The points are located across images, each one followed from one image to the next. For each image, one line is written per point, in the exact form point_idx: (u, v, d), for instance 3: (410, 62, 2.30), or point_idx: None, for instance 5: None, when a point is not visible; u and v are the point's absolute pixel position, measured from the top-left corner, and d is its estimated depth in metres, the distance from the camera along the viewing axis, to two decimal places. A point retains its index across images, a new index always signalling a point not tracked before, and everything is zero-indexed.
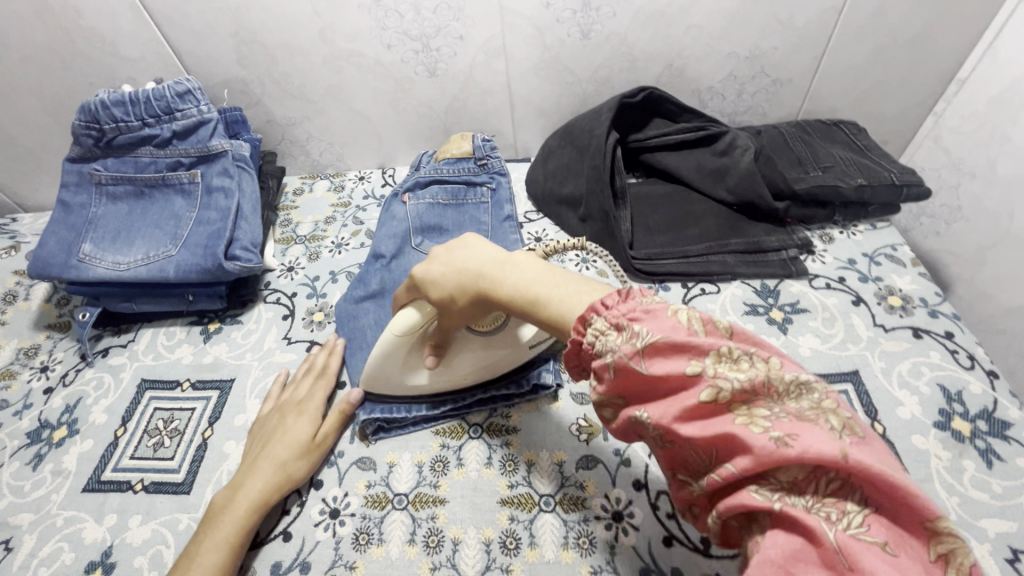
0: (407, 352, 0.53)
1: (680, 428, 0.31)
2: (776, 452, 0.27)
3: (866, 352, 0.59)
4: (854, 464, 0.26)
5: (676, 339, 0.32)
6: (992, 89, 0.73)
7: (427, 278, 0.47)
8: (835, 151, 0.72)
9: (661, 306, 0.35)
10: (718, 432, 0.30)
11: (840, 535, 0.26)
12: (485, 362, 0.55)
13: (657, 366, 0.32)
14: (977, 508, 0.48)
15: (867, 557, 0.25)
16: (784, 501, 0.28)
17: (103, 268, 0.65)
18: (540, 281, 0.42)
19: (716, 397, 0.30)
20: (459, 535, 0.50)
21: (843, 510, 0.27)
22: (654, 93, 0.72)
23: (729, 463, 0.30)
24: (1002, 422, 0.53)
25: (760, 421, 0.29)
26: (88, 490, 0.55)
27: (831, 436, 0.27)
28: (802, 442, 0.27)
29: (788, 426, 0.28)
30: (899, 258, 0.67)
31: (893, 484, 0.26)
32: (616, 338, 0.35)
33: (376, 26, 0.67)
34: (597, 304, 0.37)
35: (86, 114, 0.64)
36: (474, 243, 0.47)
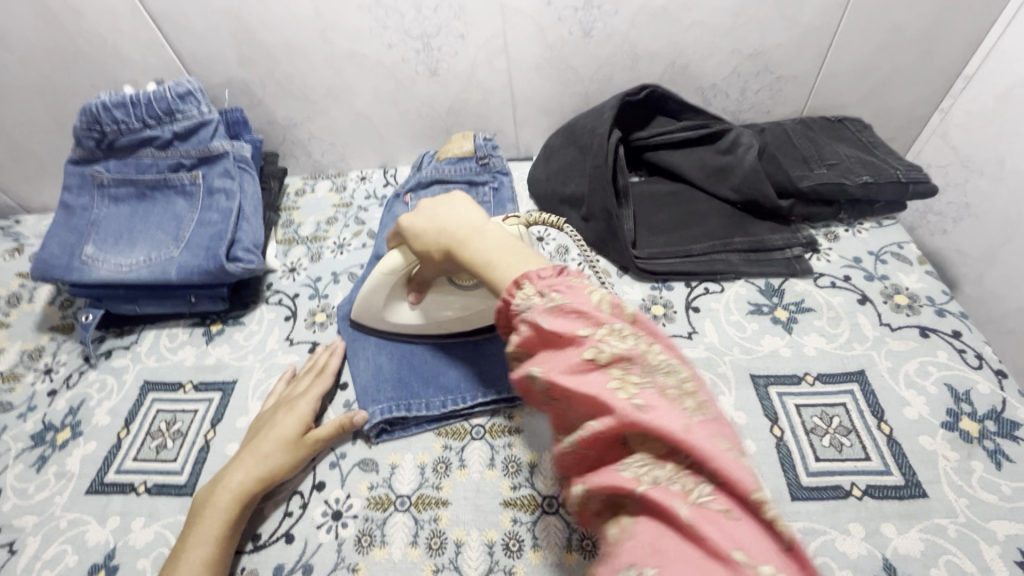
0: (391, 291, 0.57)
1: (561, 382, 0.33)
2: (634, 412, 0.30)
3: (873, 351, 0.58)
4: (697, 439, 0.29)
5: (579, 306, 0.35)
6: (1000, 85, 0.72)
7: (410, 227, 0.49)
8: (840, 149, 0.71)
9: (580, 282, 0.37)
10: (590, 390, 0.32)
11: (691, 510, 0.27)
12: (464, 311, 0.59)
13: (557, 325, 0.35)
14: (986, 510, 0.47)
15: (709, 527, 0.27)
16: (648, 478, 0.29)
17: (105, 269, 0.65)
18: (496, 249, 0.43)
19: (596, 357, 0.33)
20: (461, 537, 0.49)
21: (694, 484, 0.28)
22: (657, 91, 0.71)
23: (594, 421, 0.32)
24: (1011, 422, 0.52)
25: (630, 386, 0.31)
26: (91, 493, 0.56)
27: (684, 414, 0.30)
28: (656, 412, 0.30)
29: (650, 396, 0.31)
30: (906, 256, 0.67)
31: (731, 465, 0.28)
32: (535, 299, 0.37)
33: (377, 25, 0.67)
34: (531, 274, 0.39)
35: (88, 116, 0.64)
36: (458, 204, 0.48)
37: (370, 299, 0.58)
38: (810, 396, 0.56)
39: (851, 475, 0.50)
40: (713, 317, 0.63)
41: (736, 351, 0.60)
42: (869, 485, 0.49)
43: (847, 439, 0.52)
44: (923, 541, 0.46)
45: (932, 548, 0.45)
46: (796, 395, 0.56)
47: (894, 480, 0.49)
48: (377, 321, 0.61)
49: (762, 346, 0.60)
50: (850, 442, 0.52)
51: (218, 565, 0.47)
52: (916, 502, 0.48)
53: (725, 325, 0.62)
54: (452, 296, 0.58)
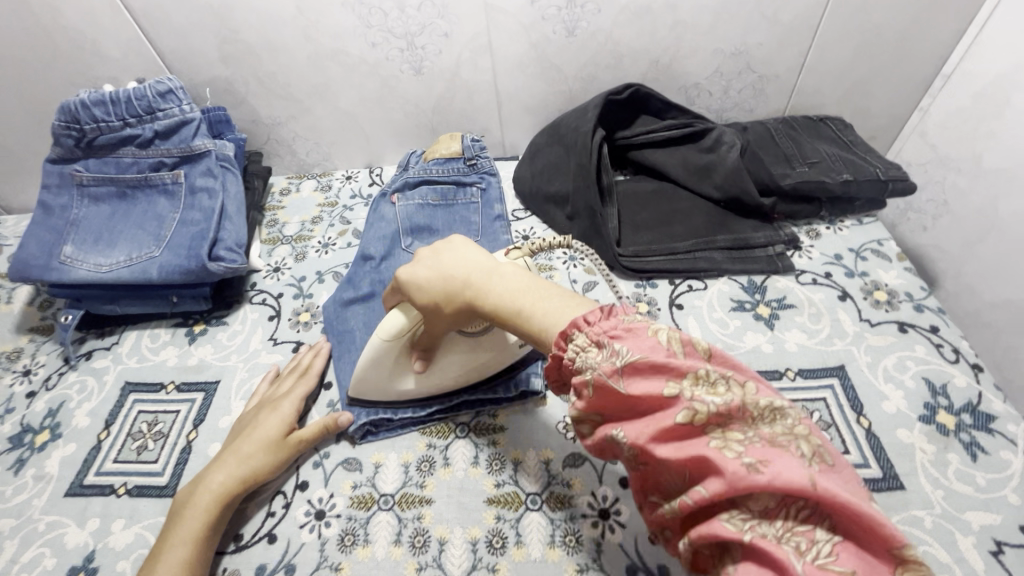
0: (395, 357, 0.52)
1: (655, 449, 0.32)
2: (748, 477, 0.28)
3: (852, 346, 0.59)
4: (825, 498, 0.27)
5: (654, 359, 0.33)
6: (976, 84, 0.74)
7: (411, 281, 0.46)
8: (821, 147, 0.72)
9: (642, 325, 0.35)
10: (693, 454, 0.30)
11: (808, 568, 0.26)
12: (474, 363, 0.55)
13: (634, 385, 0.33)
14: (962, 501, 0.48)
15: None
16: (760, 534, 0.28)
17: (84, 269, 0.64)
18: (523, 293, 0.42)
19: (692, 418, 0.31)
20: (445, 535, 0.49)
21: (816, 542, 0.27)
22: (640, 90, 0.72)
23: (700, 486, 0.30)
24: (987, 415, 0.53)
25: (733, 445, 0.30)
26: (70, 495, 0.55)
27: (803, 465, 0.28)
28: (774, 469, 0.28)
29: (761, 453, 0.29)
30: (885, 253, 0.68)
31: (861, 515, 0.27)
32: (595, 354, 0.35)
33: (361, 24, 0.67)
34: (580, 321, 0.37)
35: (66, 114, 0.64)
36: (461, 247, 0.47)
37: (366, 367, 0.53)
38: (790, 391, 0.56)
39: None
40: (696, 314, 0.64)
41: (718, 347, 0.60)
42: None
43: (827, 433, 0.53)
44: (900, 532, 0.47)
45: (909, 539, 0.46)
46: (777, 390, 0.56)
47: (872, 473, 0.50)
48: (382, 391, 0.55)
49: (744, 342, 0.61)
50: (829, 436, 0.53)
51: (198, 566, 0.47)
52: (894, 494, 0.49)
53: (708, 321, 0.63)
54: (461, 349, 0.53)
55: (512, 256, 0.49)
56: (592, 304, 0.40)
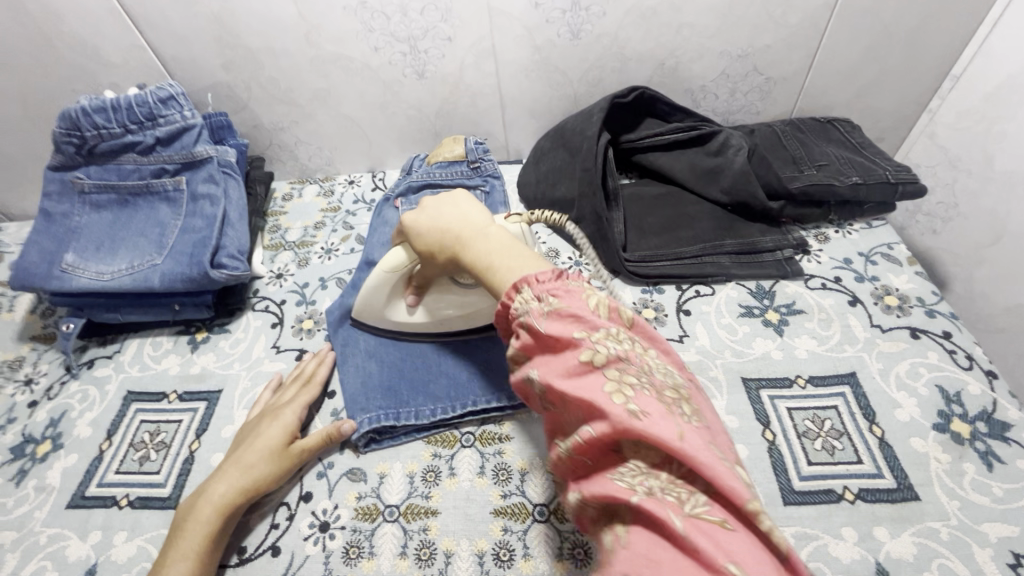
0: (392, 290, 0.57)
1: (559, 387, 0.33)
2: (630, 421, 0.30)
3: (864, 353, 0.58)
4: (691, 450, 0.29)
5: (575, 309, 0.35)
6: (987, 86, 0.73)
7: (412, 227, 0.50)
8: (829, 150, 0.71)
9: (579, 287, 0.37)
10: (586, 395, 0.32)
11: (683, 521, 0.28)
12: (467, 309, 0.60)
13: (553, 328, 0.35)
14: (979, 512, 0.47)
15: (701, 538, 0.27)
16: (640, 487, 0.30)
17: (86, 278, 0.63)
18: (496, 252, 0.42)
19: (593, 360, 0.33)
20: (451, 547, 0.49)
21: (688, 494, 0.29)
22: (646, 93, 0.71)
23: (589, 427, 0.32)
24: (1002, 423, 0.52)
25: (626, 392, 0.31)
26: (72, 507, 0.54)
27: (679, 423, 0.30)
28: (651, 421, 0.30)
29: (645, 403, 0.31)
30: (896, 257, 0.67)
31: (726, 476, 0.29)
32: (533, 303, 0.37)
33: (363, 28, 0.66)
34: (529, 276, 0.38)
35: (67, 120, 0.63)
36: (459, 201, 0.48)
37: (369, 298, 0.58)
38: (802, 399, 0.55)
39: (843, 478, 0.50)
40: (704, 320, 0.63)
41: (727, 354, 0.59)
42: (861, 488, 0.49)
43: (839, 442, 0.52)
44: (916, 545, 0.46)
45: (925, 552, 0.45)
46: (788, 398, 0.55)
47: (887, 483, 0.49)
48: (377, 319, 0.61)
49: (754, 348, 0.60)
50: (842, 445, 0.52)
51: None
52: (909, 505, 0.48)
53: (716, 327, 0.62)
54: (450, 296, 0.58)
55: (510, 220, 0.52)
56: (548, 264, 0.40)
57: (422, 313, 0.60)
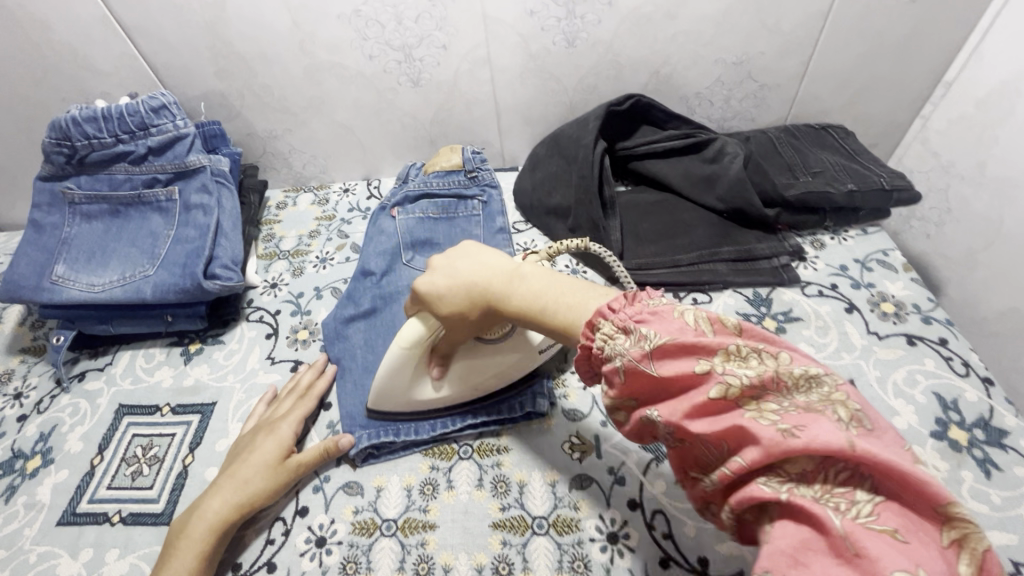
0: (414, 366, 0.52)
1: (691, 426, 0.32)
2: (783, 442, 0.28)
3: (861, 360, 0.58)
4: (861, 455, 0.27)
5: (683, 341, 0.33)
6: (978, 92, 0.73)
7: (434, 292, 0.46)
8: (824, 157, 0.72)
9: (670, 309, 0.36)
10: (727, 427, 0.31)
11: (847, 523, 0.27)
12: (494, 371, 0.55)
13: (666, 368, 0.34)
14: (977, 520, 0.47)
15: (869, 539, 0.26)
16: (791, 491, 0.29)
17: (77, 289, 0.62)
18: (551, 288, 0.43)
19: (725, 393, 0.31)
20: (450, 561, 0.48)
21: (855, 502, 0.27)
22: (641, 101, 0.71)
23: (738, 458, 0.30)
24: (999, 430, 0.52)
25: (769, 415, 0.30)
26: (63, 524, 0.53)
27: (838, 427, 0.28)
28: (810, 433, 0.28)
29: (796, 419, 0.29)
30: (892, 263, 0.67)
31: (901, 476, 0.27)
32: (624, 341, 0.36)
33: (357, 36, 0.66)
34: (606, 309, 0.38)
35: (57, 131, 0.62)
36: (475, 253, 0.47)
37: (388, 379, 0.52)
38: None
39: None
40: None
41: None
42: None
43: None
44: None
45: None
46: None
47: None
48: (399, 401, 0.54)
49: None
50: None
51: None
52: None
53: None
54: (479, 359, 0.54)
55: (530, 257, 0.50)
56: (613, 291, 0.41)
57: (449, 383, 0.54)
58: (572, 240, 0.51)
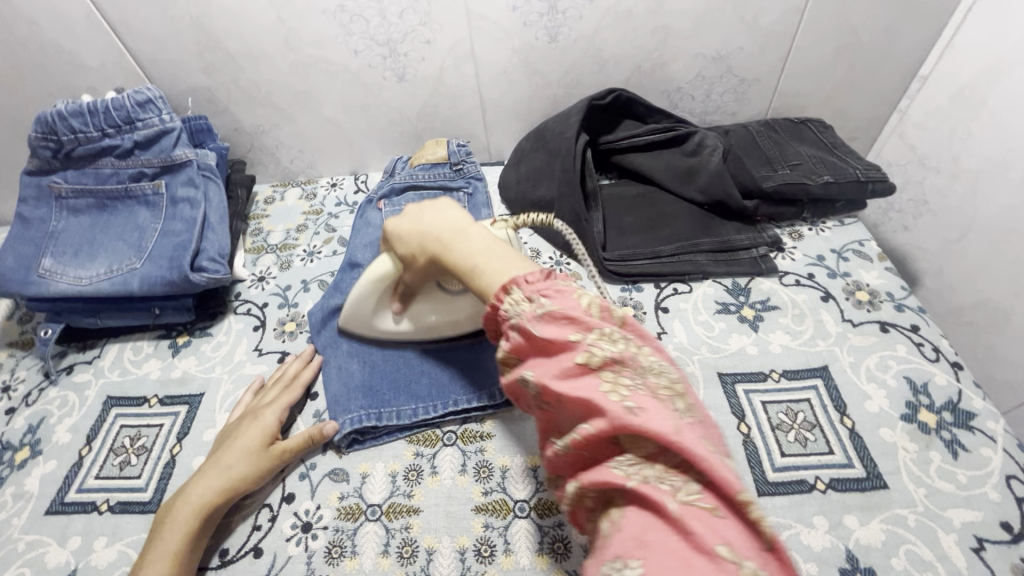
0: (379, 299, 0.57)
1: (555, 387, 0.35)
2: (625, 416, 0.32)
3: (835, 347, 0.60)
4: (684, 442, 0.31)
5: (569, 312, 0.37)
6: (953, 86, 0.75)
7: (395, 232, 0.51)
8: (802, 150, 0.73)
9: (567, 287, 0.39)
10: (584, 394, 0.34)
11: (679, 507, 0.30)
12: (456, 317, 0.59)
13: (547, 330, 0.37)
14: (944, 499, 0.48)
15: (697, 523, 0.29)
16: (637, 476, 0.31)
17: (64, 283, 0.63)
18: (479, 253, 0.45)
19: (588, 361, 0.35)
20: (433, 544, 0.49)
21: (683, 484, 0.31)
22: (622, 96, 0.73)
23: (587, 425, 0.33)
24: (967, 413, 0.54)
25: (621, 389, 0.33)
26: (51, 513, 0.54)
27: (674, 416, 0.32)
28: (647, 415, 0.31)
29: (640, 399, 0.33)
30: (867, 253, 0.68)
31: (717, 466, 0.30)
32: (523, 305, 0.39)
33: (342, 31, 0.67)
34: (518, 279, 0.40)
35: (43, 125, 0.63)
36: (440, 207, 0.50)
37: (355, 307, 0.58)
38: (775, 392, 0.57)
39: (816, 469, 0.51)
40: (682, 317, 0.64)
41: (704, 349, 0.61)
42: (832, 478, 0.50)
43: (812, 433, 0.53)
44: (884, 531, 0.47)
45: (892, 538, 0.47)
46: (762, 392, 0.57)
47: (856, 473, 0.51)
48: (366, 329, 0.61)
49: (730, 344, 0.61)
50: (814, 437, 0.53)
51: None
52: (877, 494, 0.49)
53: (693, 324, 0.63)
54: (441, 304, 0.58)
55: (495, 226, 0.53)
56: (531, 265, 0.42)
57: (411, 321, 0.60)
58: (536, 214, 0.54)
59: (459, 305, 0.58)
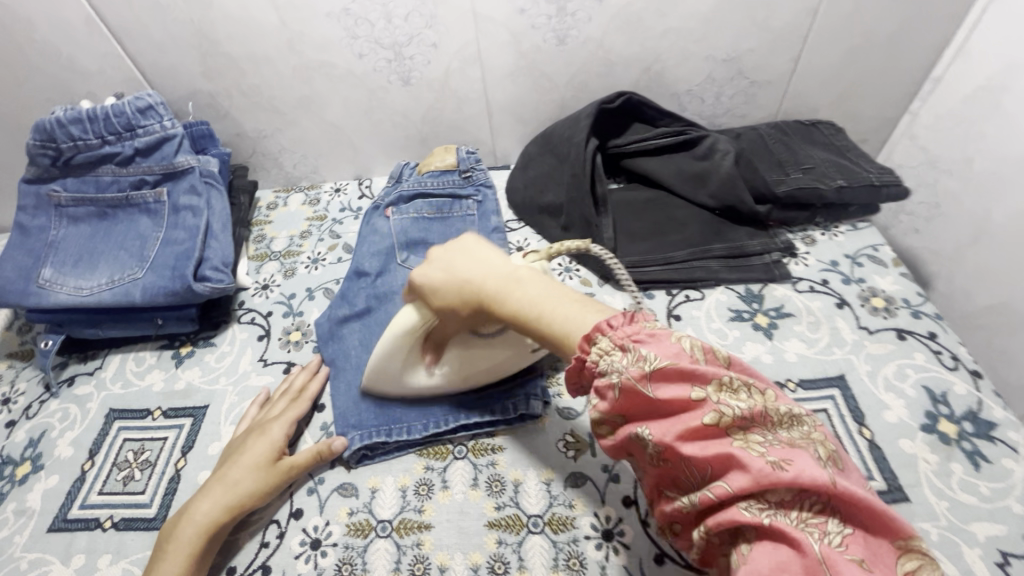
0: (406, 353, 0.52)
1: (683, 448, 0.34)
2: (771, 472, 0.31)
3: (852, 355, 0.59)
4: (834, 490, 0.31)
5: (683, 367, 0.35)
6: (966, 88, 0.74)
7: (427, 285, 0.48)
8: (814, 153, 0.72)
9: (666, 334, 0.38)
10: (718, 453, 0.33)
11: (828, 550, 0.30)
12: (490, 362, 0.55)
13: (664, 390, 0.36)
14: (967, 512, 0.47)
15: (853, 566, 0.29)
16: (776, 520, 0.31)
17: (65, 293, 0.62)
18: (543, 300, 0.43)
19: (718, 420, 0.34)
20: (446, 561, 0.48)
21: (830, 529, 0.31)
22: (633, 98, 0.71)
23: (724, 482, 0.33)
24: (988, 422, 0.53)
25: (756, 445, 0.33)
26: (54, 530, 0.53)
27: (819, 464, 0.32)
28: (795, 467, 0.31)
29: (779, 452, 0.32)
30: (881, 258, 0.67)
31: (865, 506, 0.31)
32: (623, 360, 0.37)
33: (347, 35, 0.66)
34: (604, 325, 0.39)
35: (42, 133, 0.62)
36: (475, 253, 0.49)
37: (379, 365, 0.53)
38: None
39: None
40: (694, 325, 0.63)
41: None
42: None
43: None
44: None
45: None
46: None
47: (877, 485, 0.50)
48: (392, 386, 0.56)
49: (744, 352, 0.60)
50: None
51: None
52: (899, 507, 0.48)
53: (706, 332, 0.62)
54: (474, 352, 0.53)
55: (529, 259, 0.50)
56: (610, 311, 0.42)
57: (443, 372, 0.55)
58: (570, 240, 0.48)
59: (493, 353, 0.54)
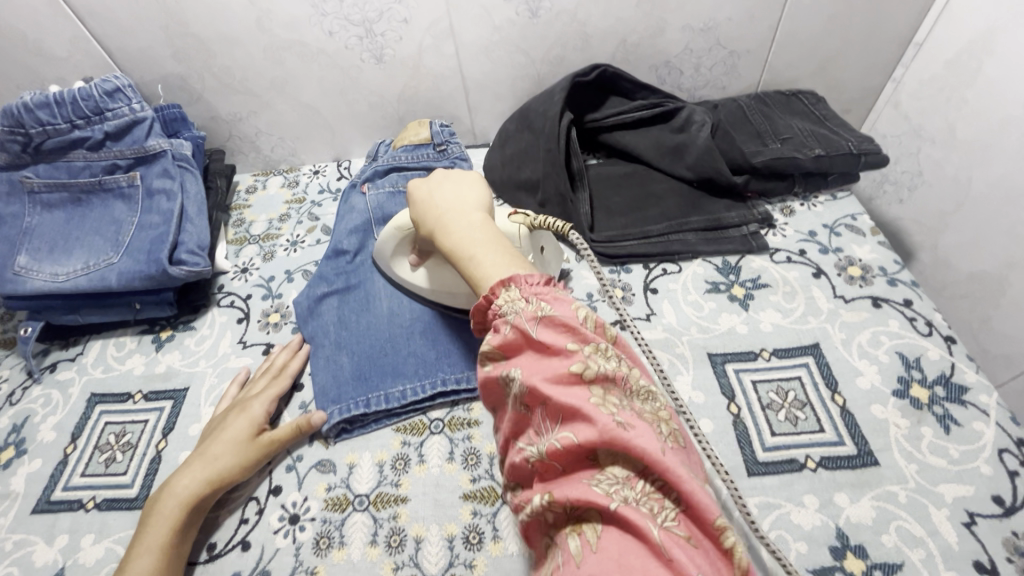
0: (397, 242, 0.58)
1: (545, 391, 0.33)
2: (616, 431, 0.31)
3: (827, 324, 0.59)
4: (670, 465, 0.30)
5: (568, 320, 0.36)
6: (948, 53, 0.73)
7: (413, 193, 0.53)
8: (793, 122, 0.71)
9: (565, 295, 0.38)
10: (573, 402, 0.32)
11: (659, 530, 0.28)
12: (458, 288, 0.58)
13: (545, 334, 0.35)
14: (936, 474, 0.48)
15: (678, 550, 0.28)
16: (618, 495, 0.30)
17: (41, 279, 0.62)
18: (474, 244, 0.44)
19: (582, 372, 0.33)
20: (421, 533, 0.49)
21: (660, 508, 0.30)
22: (608, 71, 0.70)
23: (569, 432, 0.32)
24: (960, 387, 0.53)
25: (610, 405, 0.32)
26: (38, 512, 0.54)
27: (659, 438, 0.31)
28: (637, 432, 0.31)
29: (630, 417, 0.32)
30: (860, 228, 0.67)
31: (698, 492, 0.30)
32: (520, 303, 0.37)
33: (315, 12, 0.65)
34: (517, 278, 0.39)
35: (8, 118, 0.61)
36: (460, 187, 0.51)
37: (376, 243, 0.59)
38: (766, 371, 0.56)
39: (806, 448, 0.51)
40: (671, 298, 0.63)
41: (693, 330, 0.60)
42: (823, 457, 0.50)
43: (802, 412, 0.53)
44: (875, 509, 0.47)
45: (884, 515, 0.46)
46: (752, 371, 0.56)
47: (848, 450, 0.50)
48: (384, 267, 0.62)
49: (719, 324, 0.60)
50: (805, 415, 0.52)
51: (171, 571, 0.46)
52: (868, 471, 0.49)
53: (682, 305, 0.62)
54: (446, 271, 0.57)
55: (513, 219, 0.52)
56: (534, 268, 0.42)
57: (421, 277, 0.60)
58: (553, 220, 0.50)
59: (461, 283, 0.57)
